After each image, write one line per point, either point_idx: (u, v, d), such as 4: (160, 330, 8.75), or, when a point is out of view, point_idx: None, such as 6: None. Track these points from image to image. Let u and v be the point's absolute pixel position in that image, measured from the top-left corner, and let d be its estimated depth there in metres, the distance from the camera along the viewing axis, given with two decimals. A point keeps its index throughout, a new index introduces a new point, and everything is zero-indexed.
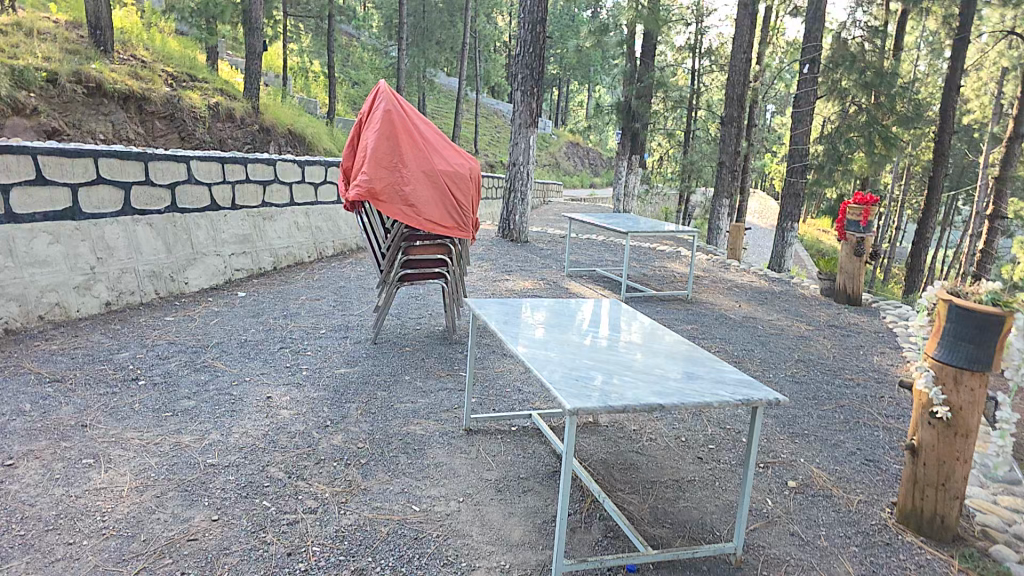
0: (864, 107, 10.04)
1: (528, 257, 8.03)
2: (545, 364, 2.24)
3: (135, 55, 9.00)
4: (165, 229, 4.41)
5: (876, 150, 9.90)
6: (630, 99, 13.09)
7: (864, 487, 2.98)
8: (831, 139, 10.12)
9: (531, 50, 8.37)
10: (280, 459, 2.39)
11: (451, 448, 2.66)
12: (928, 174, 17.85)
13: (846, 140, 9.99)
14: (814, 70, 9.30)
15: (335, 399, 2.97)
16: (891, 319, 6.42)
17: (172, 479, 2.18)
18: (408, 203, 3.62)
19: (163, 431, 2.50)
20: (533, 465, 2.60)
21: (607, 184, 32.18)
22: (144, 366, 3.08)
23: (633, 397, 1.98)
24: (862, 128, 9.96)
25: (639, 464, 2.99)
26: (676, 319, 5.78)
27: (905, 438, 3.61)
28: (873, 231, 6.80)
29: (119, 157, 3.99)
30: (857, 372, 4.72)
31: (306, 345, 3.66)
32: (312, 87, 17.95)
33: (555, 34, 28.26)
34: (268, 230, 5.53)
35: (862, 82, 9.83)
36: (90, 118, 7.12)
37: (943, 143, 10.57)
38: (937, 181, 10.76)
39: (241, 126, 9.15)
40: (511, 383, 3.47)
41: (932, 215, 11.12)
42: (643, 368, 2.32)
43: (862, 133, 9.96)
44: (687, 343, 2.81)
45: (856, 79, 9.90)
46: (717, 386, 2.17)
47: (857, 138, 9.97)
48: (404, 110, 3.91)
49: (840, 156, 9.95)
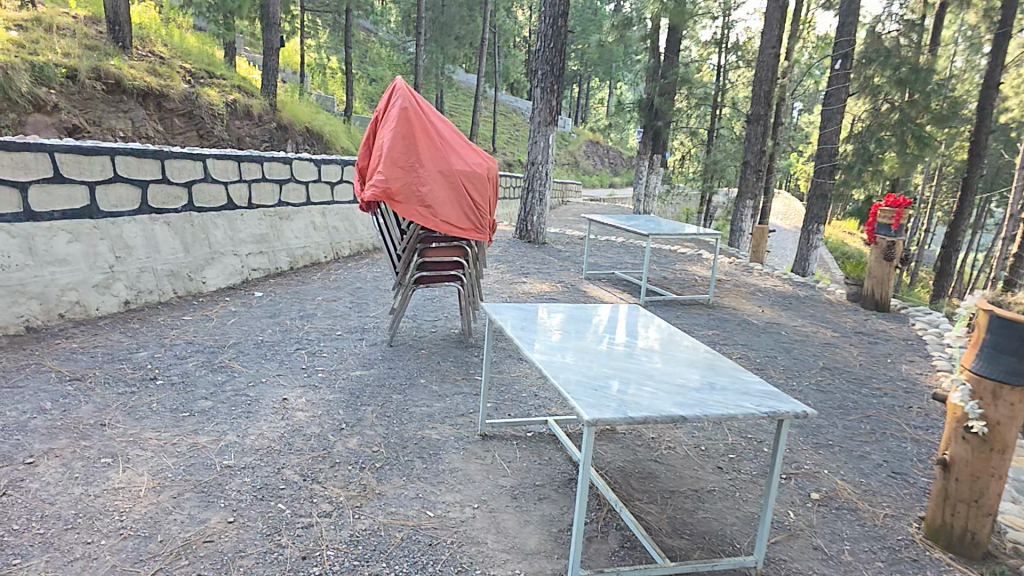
0: (897, 105, 9.94)
1: (548, 259, 8.00)
2: (561, 370, 2.21)
3: (153, 52, 9.06)
4: (183, 228, 4.43)
5: (908, 150, 9.84)
6: (652, 96, 13.02)
7: (888, 501, 2.93)
8: (863, 138, 10.22)
9: (552, 45, 8.31)
10: (295, 461, 2.38)
11: (467, 454, 2.63)
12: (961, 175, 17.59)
13: (877, 139, 10.03)
14: (846, 65, 9.22)
15: (351, 401, 2.96)
16: (920, 326, 6.33)
17: (188, 480, 2.16)
18: (425, 204, 3.60)
19: (180, 431, 2.49)
20: (549, 472, 2.58)
21: (627, 183, 32.02)
22: (162, 366, 3.08)
23: (654, 407, 1.95)
24: (894, 127, 9.91)
25: (657, 473, 2.96)
26: (697, 324, 5.72)
27: (933, 451, 3.54)
28: (904, 236, 6.75)
29: (136, 155, 4.00)
30: (885, 381, 4.65)
31: (322, 347, 3.66)
32: (331, 84, 18.01)
33: (577, 28, 28.12)
34: (285, 230, 5.54)
35: (896, 78, 9.84)
36: (110, 115, 7.19)
37: (979, 141, 10.51)
38: (972, 182, 10.69)
39: (258, 123, 9.20)
40: (528, 388, 3.45)
41: (964, 217, 11.00)
42: (662, 376, 2.29)
43: (894, 132, 9.90)
44: (705, 349, 2.78)
45: (890, 76, 9.93)
46: (738, 397, 2.14)
47: (888, 137, 9.94)
48: (421, 108, 3.90)
49: (870, 156, 10.07)
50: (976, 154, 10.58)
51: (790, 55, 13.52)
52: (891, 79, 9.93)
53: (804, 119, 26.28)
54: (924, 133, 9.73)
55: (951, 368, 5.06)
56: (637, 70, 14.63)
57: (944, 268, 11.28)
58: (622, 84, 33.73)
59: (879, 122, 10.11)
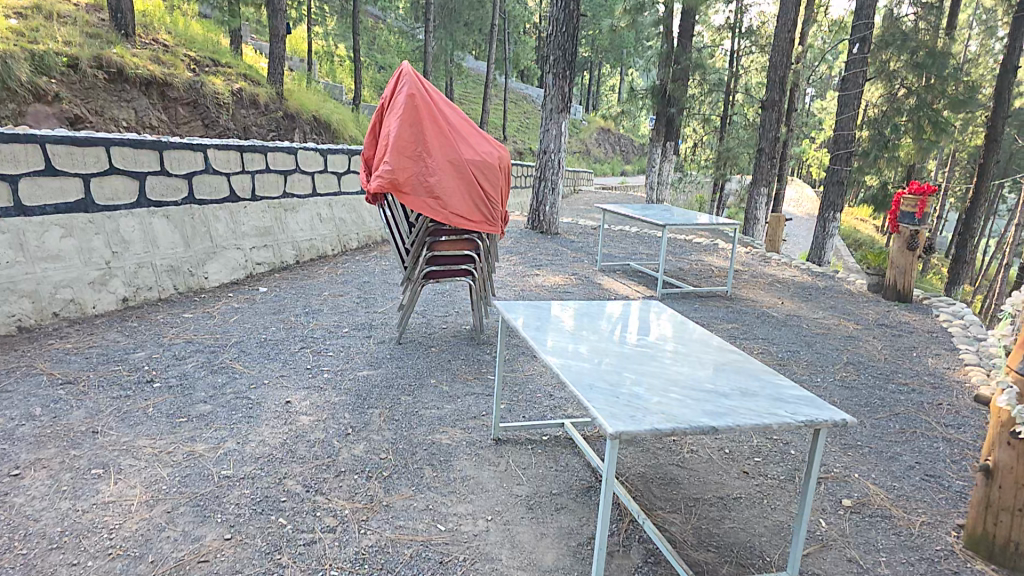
0: (913, 90, 9.75)
1: (560, 250, 7.82)
2: (579, 374, 2.05)
3: (156, 40, 8.93)
4: (183, 221, 4.29)
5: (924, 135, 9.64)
6: (665, 82, 12.79)
7: (923, 507, 2.76)
8: (878, 125, 10.17)
9: (565, 29, 8.10)
10: (298, 471, 2.23)
11: (479, 460, 2.49)
12: (975, 161, 17.33)
13: (894, 125, 9.98)
14: (865, 49, 9.06)
15: (358, 404, 2.82)
16: (944, 317, 6.13)
17: (183, 493, 2.01)
18: (433, 196, 3.44)
19: (176, 438, 2.35)
20: (567, 479, 2.43)
21: (637, 171, 31.76)
22: (159, 368, 2.95)
23: (683, 417, 1.80)
24: (911, 112, 9.76)
25: (680, 479, 2.81)
26: (716, 317, 5.55)
27: (967, 451, 3.37)
28: (928, 225, 6.54)
29: (133, 146, 3.87)
30: (911, 376, 4.47)
31: (327, 345, 3.52)
32: (339, 73, 17.85)
33: (589, 15, 27.82)
34: (290, 222, 5.41)
35: (913, 62, 9.60)
36: (113, 104, 7.07)
37: (995, 126, 10.18)
38: (988, 168, 10.49)
39: (265, 112, 9.06)
40: (543, 388, 3.30)
41: (981, 202, 10.75)
42: (690, 381, 2.13)
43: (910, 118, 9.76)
44: (727, 346, 2.62)
45: (907, 60, 9.70)
46: (769, 404, 1.98)
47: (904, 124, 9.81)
48: (428, 95, 3.74)
49: (886, 142, 10.05)
50: (993, 139, 10.28)
51: (805, 39, 13.28)
52: (908, 63, 9.74)
53: (818, 103, 25.83)
54: (941, 119, 9.54)
55: (980, 361, 4.87)
56: (649, 56, 14.37)
57: (960, 256, 10.99)
58: (633, 70, 33.33)
59: (896, 107, 10.00)
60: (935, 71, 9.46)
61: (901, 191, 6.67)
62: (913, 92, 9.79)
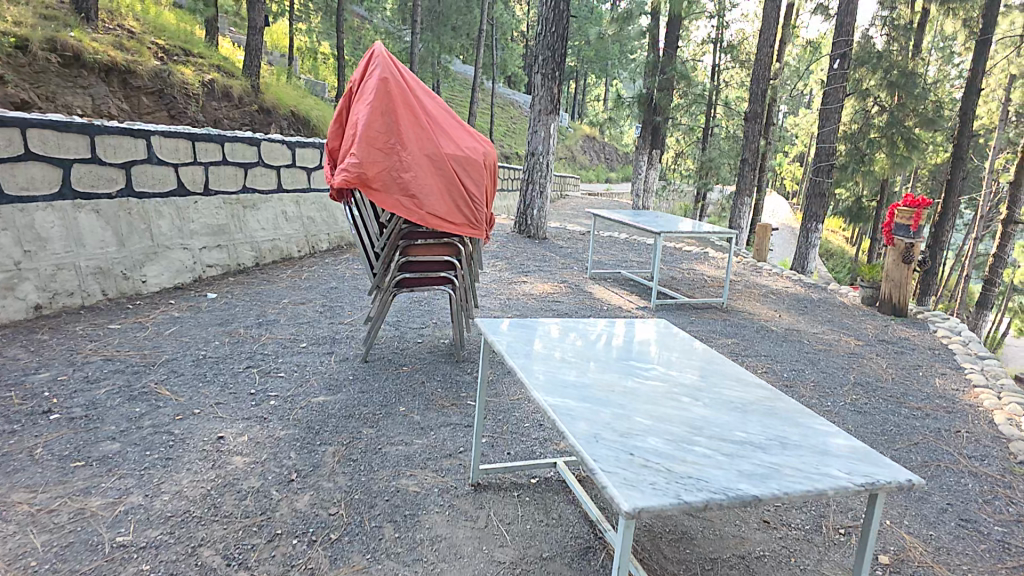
0: (886, 107, 10.22)
1: (545, 256, 7.38)
2: (582, 419, 1.57)
3: (122, 26, 8.42)
4: (118, 216, 3.80)
5: (897, 151, 10.06)
6: (651, 90, 12.30)
7: (967, 563, 2.29)
8: (855, 140, 10.51)
9: (554, 29, 7.70)
10: (218, 536, 1.76)
11: (452, 514, 2.02)
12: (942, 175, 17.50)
13: (869, 140, 10.33)
14: (845, 65, 8.72)
15: (307, 440, 2.35)
16: (943, 333, 5.74)
17: (57, 572, 1.54)
18: (408, 193, 2.98)
19: (64, 492, 1.87)
20: (562, 538, 1.96)
21: (623, 179, 31.44)
22: (63, 395, 2.45)
23: (719, 484, 1.31)
24: (883, 129, 10.19)
25: (694, 533, 2.29)
26: (713, 331, 5.12)
27: (999, 488, 2.93)
28: (923, 237, 6.17)
29: (56, 130, 3.40)
30: (922, 400, 4.04)
31: (278, 364, 3.03)
32: (320, 73, 17.31)
33: (575, 28, 27.80)
34: (250, 220, 4.92)
35: (888, 81, 10.09)
36: (66, 91, 6.54)
37: (961, 145, 10.27)
38: (956, 183, 10.44)
39: (239, 105, 8.48)
40: (530, 416, 2.86)
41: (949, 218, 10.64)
42: (716, 426, 1.66)
43: (883, 134, 10.17)
44: (743, 372, 2.15)
45: (881, 78, 10.20)
46: (813, 460, 1.50)
47: (879, 139, 10.21)
48: (404, 79, 3.27)
49: (863, 157, 10.33)
50: (958, 157, 10.32)
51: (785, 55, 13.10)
52: (881, 81, 10.21)
53: (792, 121, 26.06)
54: (912, 136, 10.00)
55: (989, 383, 4.46)
56: (635, 66, 14.02)
57: (929, 270, 10.78)
58: (617, 82, 33.28)
59: (871, 122, 10.49)
60: (906, 90, 9.93)
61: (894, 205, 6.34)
62: (886, 110, 10.26)
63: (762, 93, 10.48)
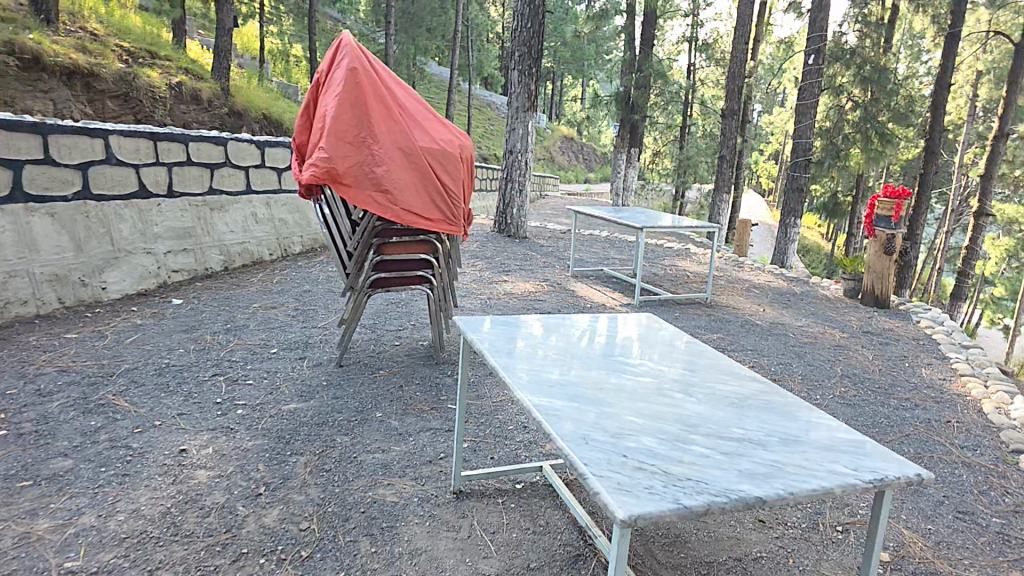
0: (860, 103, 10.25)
1: (525, 255, 7.26)
2: (569, 420, 1.45)
3: (84, 29, 8.19)
4: (76, 220, 3.64)
5: (873, 146, 10.20)
6: (628, 88, 12.24)
7: (968, 556, 2.21)
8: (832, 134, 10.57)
9: (530, 25, 7.59)
10: (177, 557, 1.62)
11: (433, 525, 1.89)
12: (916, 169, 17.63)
13: (844, 135, 10.41)
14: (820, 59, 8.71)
15: (277, 450, 2.21)
16: (925, 324, 5.69)
17: None
18: (381, 189, 2.85)
19: (8, 514, 1.72)
20: (549, 546, 1.85)
21: (601, 180, 31.44)
22: (11, 409, 2.30)
23: (719, 485, 1.20)
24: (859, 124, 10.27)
25: (688, 536, 2.19)
26: (697, 327, 5.04)
27: (993, 478, 2.85)
28: (904, 228, 6.13)
29: (5, 128, 3.23)
30: (909, 391, 3.98)
31: (246, 371, 2.89)
32: (293, 75, 17.03)
33: (550, 30, 27.76)
34: (218, 223, 4.76)
35: (860, 76, 10.10)
36: (25, 94, 6.32)
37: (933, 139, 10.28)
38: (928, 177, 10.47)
39: (208, 109, 8.29)
40: (513, 419, 2.74)
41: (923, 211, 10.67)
42: (711, 423, 1.55)
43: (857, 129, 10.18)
44: (734, 366, 2.05)
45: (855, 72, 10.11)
46: (817, 456, 1.40)
47: (853, 134, 10.22)
48: (374, 70, 3.14)
49: (838, 152, 10.46)
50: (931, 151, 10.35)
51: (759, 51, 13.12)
52: (855, 76, 10.21)
53: (767, 119, 26.20)
54: (886, 130, 10.01)
55: (975, 371, 4.42)
56: (612, 65, 13.97)
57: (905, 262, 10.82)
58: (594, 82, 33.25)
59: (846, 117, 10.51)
60: (880, 85, 9.97)
61: (875, 195, 6.35)
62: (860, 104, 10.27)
63: (738, 88, 10.46)
